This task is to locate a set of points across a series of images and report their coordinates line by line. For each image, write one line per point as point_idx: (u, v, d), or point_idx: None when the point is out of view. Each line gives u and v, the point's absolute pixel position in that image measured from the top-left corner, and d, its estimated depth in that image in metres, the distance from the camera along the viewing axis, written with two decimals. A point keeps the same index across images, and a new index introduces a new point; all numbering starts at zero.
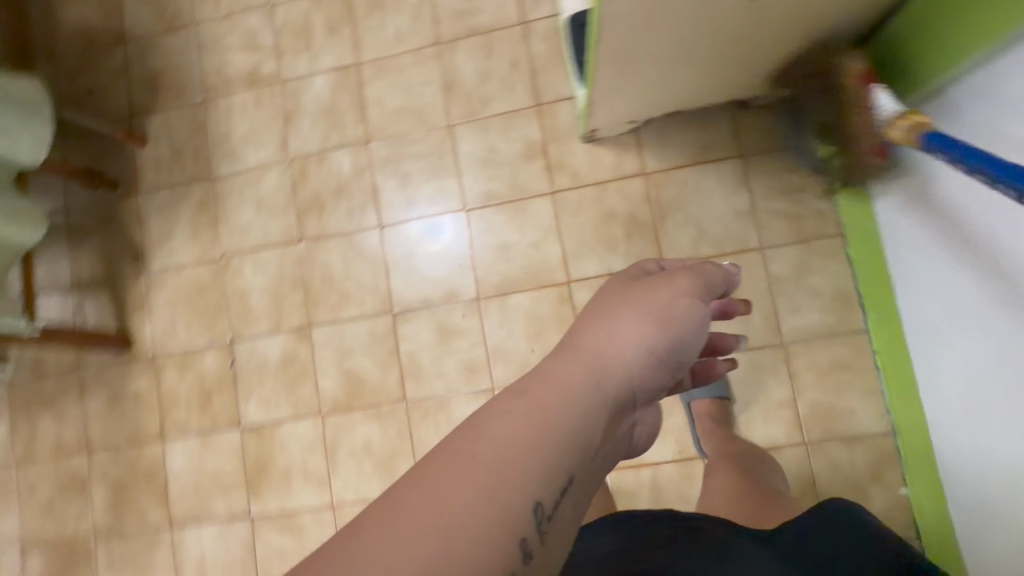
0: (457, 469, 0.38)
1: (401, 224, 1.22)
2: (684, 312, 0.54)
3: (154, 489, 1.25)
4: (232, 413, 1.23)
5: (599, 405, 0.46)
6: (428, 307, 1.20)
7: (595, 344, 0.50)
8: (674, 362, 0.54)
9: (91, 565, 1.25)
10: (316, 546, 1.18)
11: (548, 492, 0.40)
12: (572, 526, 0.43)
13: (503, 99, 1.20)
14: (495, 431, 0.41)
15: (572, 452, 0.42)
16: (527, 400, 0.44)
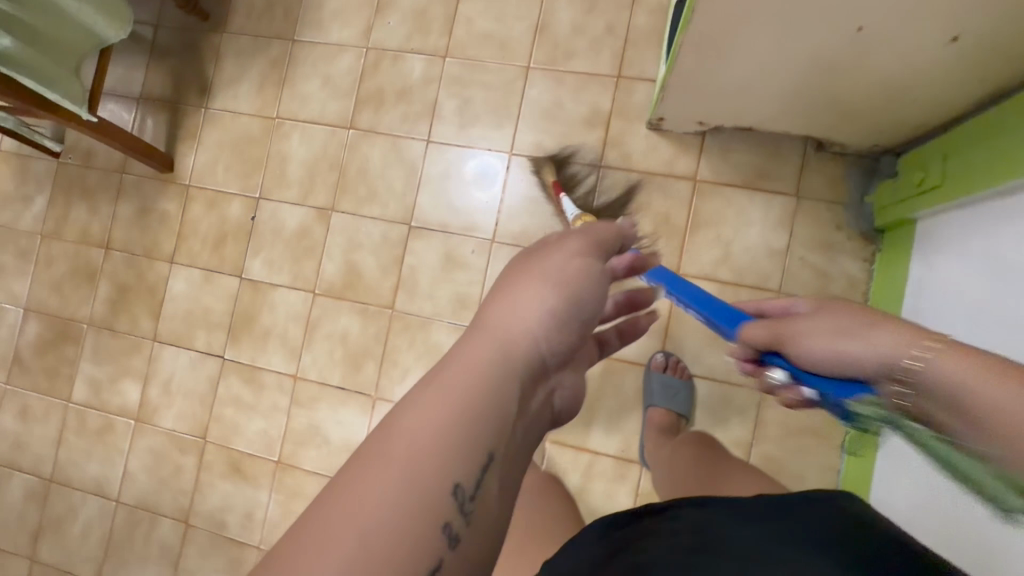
0: (362, 476, 0.34)
1: (449, 150, 1.23)
2: (579, 271, 0.48)
3: (150, 302, 1.34)
4: (238, 262, 1.30)
5: (510, 373, 0.41)
6: (444, 231, 1.22)
7: (497, 313, 0.44)
8: (584, 317, 0.47)
9: (76, 347, 1.36)
10: (270, 405, 1.25)
11: (468, 471, 0.36)
12: (506, 498, 0.39)
13: (586, 59, 1.18)
14: (397, 425, 0.37)
15: (488, 427, 0.38)
16: (427, 382, 0.39)
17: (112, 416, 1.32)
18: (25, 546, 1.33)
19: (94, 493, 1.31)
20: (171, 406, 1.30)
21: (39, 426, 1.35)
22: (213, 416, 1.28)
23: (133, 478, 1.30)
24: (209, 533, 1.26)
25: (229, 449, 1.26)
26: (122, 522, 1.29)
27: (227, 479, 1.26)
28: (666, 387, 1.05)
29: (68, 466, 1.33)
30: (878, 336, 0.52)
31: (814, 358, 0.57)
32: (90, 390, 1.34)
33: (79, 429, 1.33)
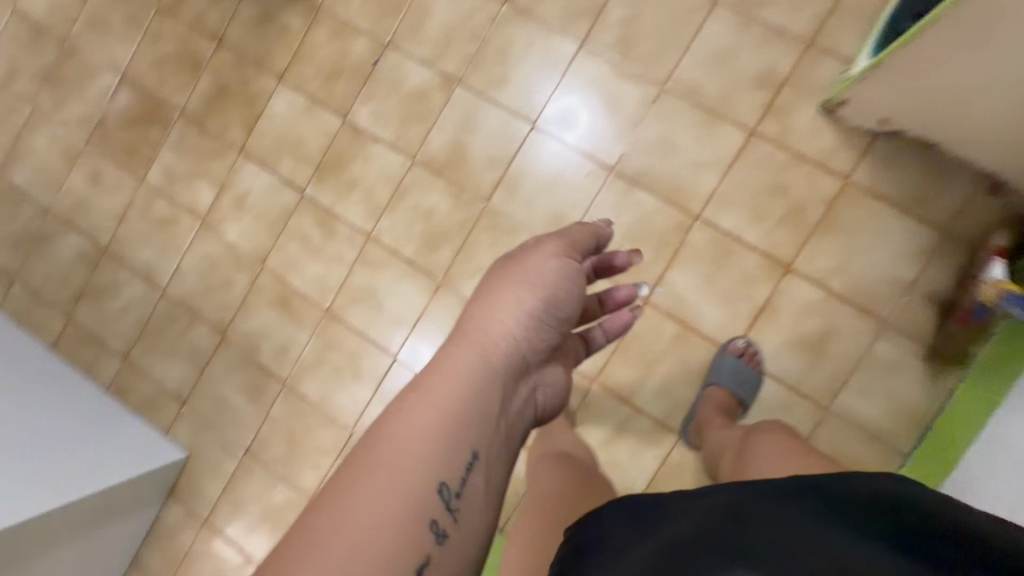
0: (367, 478, 0.46)
1: (535, 84, 1.16)
2: (559, 278, 0.60)
3: (246, 113, 1.29)
4: (346, 102, 1.24)
5: (491, 381, 0.54)
6: (522, 162, 1.17)
7: (481, 327, 0.57)
8: (557, 323, 0.60)
9: (161, 132, 1.32)
10: (335, 255, 1.24)
11: (451, 473, 0.49)
12: (487, 496, 0.52)
13: (783, 13, 1.06)
14: (392, 430, 0.49)
15: (466, 430, 0.51)
16: (418, 390, 0.52)
17: (178, 211, 1.31)
18: (64, 304, 1.35)
19: (141, 278, 1.32)
20: (239, 221, 1.28)
21: (107, 196, 1.34)
22: (277, 246, 1.26)
23: (182, 277, 1.30)
24: (240, 354, 1.27)
25: (283, 282, 1.26)
26: (161, 314, 1.31)
27: (273, 309, 1.26)
28: (736, 373, 1.03)
29: (123, 244, 1.33)
30: None
31: None
32: (164, 179, 1.32)
33: (143, 212, 1.32)
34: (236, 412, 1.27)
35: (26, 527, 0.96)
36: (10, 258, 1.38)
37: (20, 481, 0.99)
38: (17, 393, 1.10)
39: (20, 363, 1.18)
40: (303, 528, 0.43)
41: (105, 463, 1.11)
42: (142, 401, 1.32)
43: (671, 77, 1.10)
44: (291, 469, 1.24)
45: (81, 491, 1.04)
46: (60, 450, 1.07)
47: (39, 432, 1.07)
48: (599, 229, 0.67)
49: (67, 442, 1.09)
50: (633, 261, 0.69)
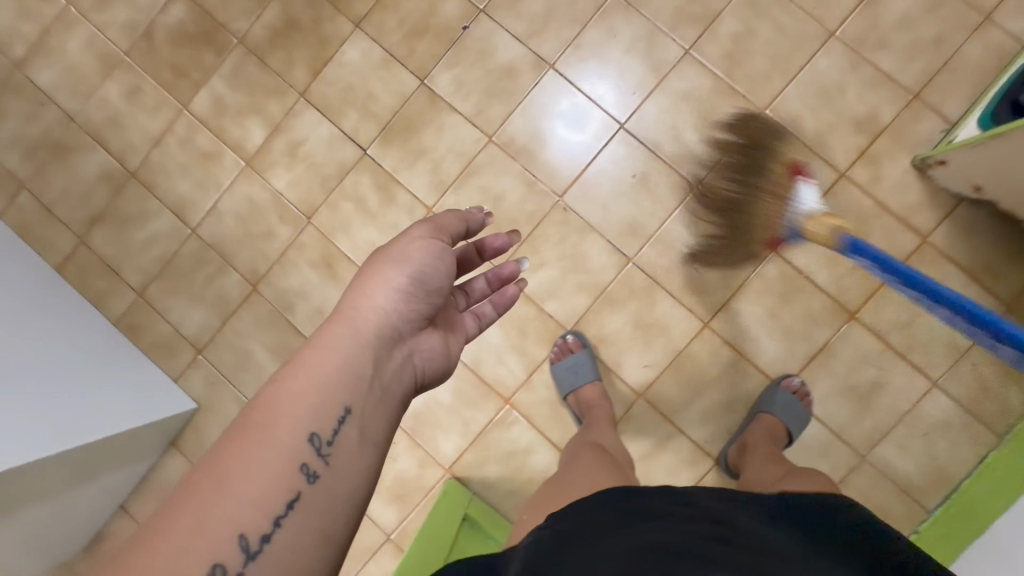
0: (234, 438, 0.46)
1: (568, 73, 1.13)
2: (424, 250, 0.59)
3: (314, 55, 1.19)
4: (427, 64, 1.16)
5: (360, 343, 0.54)
6: (535, 148, 1.14)
7: (352, 298, 0.57)
8: (428, 291, 0.59)
9: (215, 58, 1.21)
10: (390, 223, 1.17)
11: (322, 425, 0.49)
12: (366, 445, 0.52)
13: (896, 61, 1.05)
14: (265, 394, 0.49)
15: (335, 389, 0.51)
16: (288, 361, 0.52)
17: (223, 147, 1.21)
18: (80, 224, 1.25)
19: (172, 211, 1.22)
20: (289, 170, 1.20)
21: (144, 116, 1.23)
22: (329, 204, 1.19)
23: (219, 219, 1.21)
24: (271, 310, 1.20)
25: (330, 242, 1.18)
26: (189, 253, 1.22)
27: (314, 269, 1.19)
28: (788, 408, 1.04)
29: (157, 171, 1.23)
30: None
31: None
32: (211, 109, 1.21)
33: (184, 141, 1.22)
34: (259, 370, 1.20)
35: (20, 472, 0.85)
36: (23, 164, 1.26)
37: (13, 422, 0.88)
38: (8, 326, 0.99)
39: (12, 292, 1.06)
40: (185, 488, 0.43)
41: (104, 413, 1.01)
42: (154, 343, 1.23)
43: (773, 103, 1.08)
44: None
45: (78, 441, 0.94)
46: (55, 395, 0.96)
47: (30, 372, 0.96)
48: (468, 216, 0.66)
49: (64, 386, 0.99)
50: (507, 241, 0.69)
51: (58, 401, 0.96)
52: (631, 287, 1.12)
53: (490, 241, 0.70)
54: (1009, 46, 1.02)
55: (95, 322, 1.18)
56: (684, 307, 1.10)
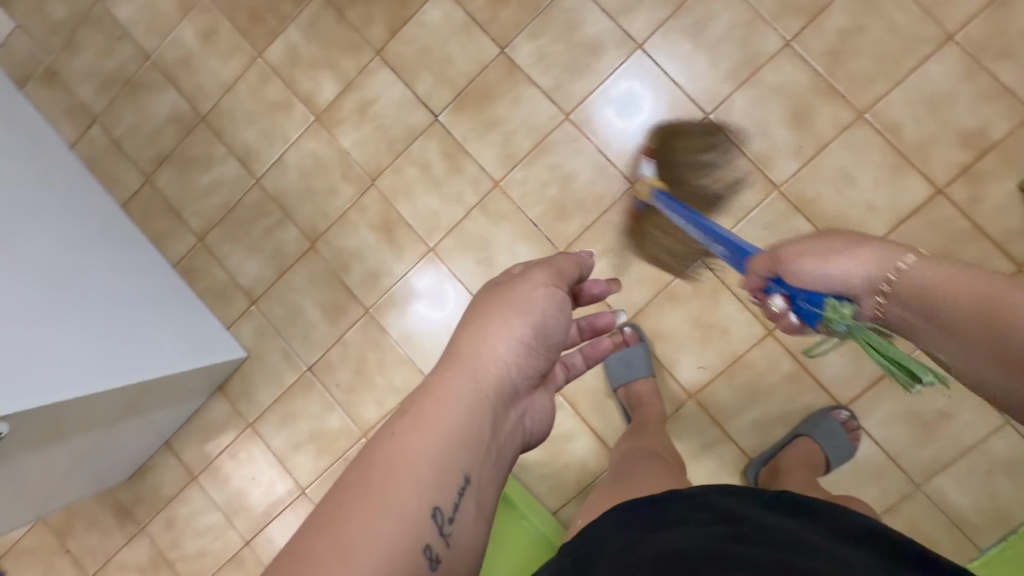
0: (362, 506, 0.46)
1: (628, 53, 1.08)
2: (545, 299, 0.61)
3: (395, 13, 1.16)
4: (509, 32, 1.12)
5: (480, 403, 0.55)
6: (584, 127, 1.10)
7: (472, 348, 0.58)
8: (545, 348, 0.61)
9: (294, 7, 1.19)
10: (454, 193, 1.15)
11: (444, 499, 0.50)
12: (476, 515, 0.53)
13: (1019, 73, 0.97)
14: (390, 457, 0.49)
15: (457, 457, 0.52)
16: (410, 417, 0.52)
17: (294, 99, 1.19)
18: (147, 163, 1.25)
19: (238, 159, 1.22)
20: (358, 129, 1.18)
21: (218, 59, 1.22)
22: (394, 167, 1.16)
23: (283, 171, 1.20)
24: (325, 269, 1.20)
25: (391, 206, 1.17)
26: (251, 204, 1.22)
27: (373, 232, 1.18)
28: (831, 436, 1.00)
29: (226, 118, 1.22)
30: (862, 256, 0.65)
31: (803, 276, 0.69)
32: (286, 59, 1.19)
33: (255, 89, 1.21)
34: (309, 327, 1.20)
35: (77, 404, 0.87)
36: (97, 98, 1.27)
37: (72, 354, 0.89)
38: (73, 258, 1.00)
39: (80, 223, 1.07)
40: (310, 561, 0.42)
41: (158, 352, 1.03)
42: (209, 289, 1.24)
43: (874, 107, 1.01)
44: (353, 397, 1.19)
45: (133, 377, 0.95)
46: (115, 325, 0.98)
47: (88, 305, 0.97)
48: (581, 260, 0.69)
49: (121, 320, 1.00)
50: (610, 289, 0.70)
51: (117, 336, 0.97)
52: (696, 286, 1.08)
53: (590, 287, 0.70)
54: None
55: (157, 260, 1.19)
56: (749, 311, 1.06)
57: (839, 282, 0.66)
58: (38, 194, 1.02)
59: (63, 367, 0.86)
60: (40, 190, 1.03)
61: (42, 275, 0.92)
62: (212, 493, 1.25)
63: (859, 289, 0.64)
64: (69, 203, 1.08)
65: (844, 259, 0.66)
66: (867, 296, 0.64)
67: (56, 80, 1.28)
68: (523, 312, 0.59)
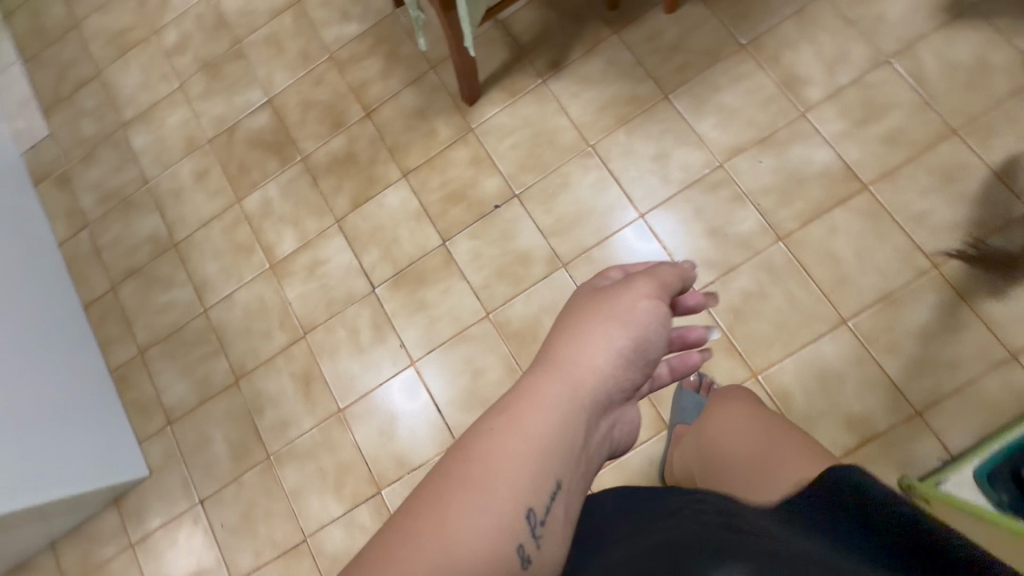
0: (449, 500, 0.42)
1: (558, 261, 1.17)
2: (650, 308, 0.55)
3: (361, 190, 1.29)
4: (454, 228, 1.23)
5: (577, 411, 0.49)
6: (504, 311, 1.17)
7: (569, 349, 0.52)
8: (645, 359, 0.54)
9: (277, 167, 1.34)
10: (375, 361, 1.21)
11: (540, 504, 0.44)
12: (572, 526, 0.47)
13: (907, 369, 1.00)
14: (483, 452, 0.45)
15: (552, 461, 0.46)
16: (503, 417, 0.48)
17: (257, 245, 1.31)
18: (118, 273, 1.37)
19: (194, 287, 1.32)
20: (303, 284, 1.27)
21: (203, 197, 1.36)
22: (326, 325, 1.24)
23: (230, 306, 1.30)
24: (243, 406, 1.25)
25: (315, 360, 1.23)
26: (194, 329, 1.30)
27: (294, 380, 1.24)
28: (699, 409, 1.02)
29: (195, 249, 1.34)
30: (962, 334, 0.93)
31: None
32: (259, 210, 1.33)
33: (226, 230, 1.33)
34: (213, 458, 1.24)
35: None
36: (94, 207, 1.42)
37: None
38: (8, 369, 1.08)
39: (27, 331, 1.17)
40: (391, 538, 0.40)
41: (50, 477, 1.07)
42: (136, 402, 1.30)
43: (767, 371, 1.05)
44: (234, 539, 1.20)
45: (18, 502, 1.00)
46: (32, 437, 1.07)
47: (16, 414, 1.06)
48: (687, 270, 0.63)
49: (39, 433, 1.08)
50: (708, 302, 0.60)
51: (13, 458, 1.02)
52: None
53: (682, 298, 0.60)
54: None
55: (89, 369, 1.28)
56: None
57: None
58: (13, 302, 1.17)
59: None
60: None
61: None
62: None
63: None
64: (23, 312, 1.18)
65: None
66: None
67: (66, 185, 1.44)
68: (624, 322, 0.53)
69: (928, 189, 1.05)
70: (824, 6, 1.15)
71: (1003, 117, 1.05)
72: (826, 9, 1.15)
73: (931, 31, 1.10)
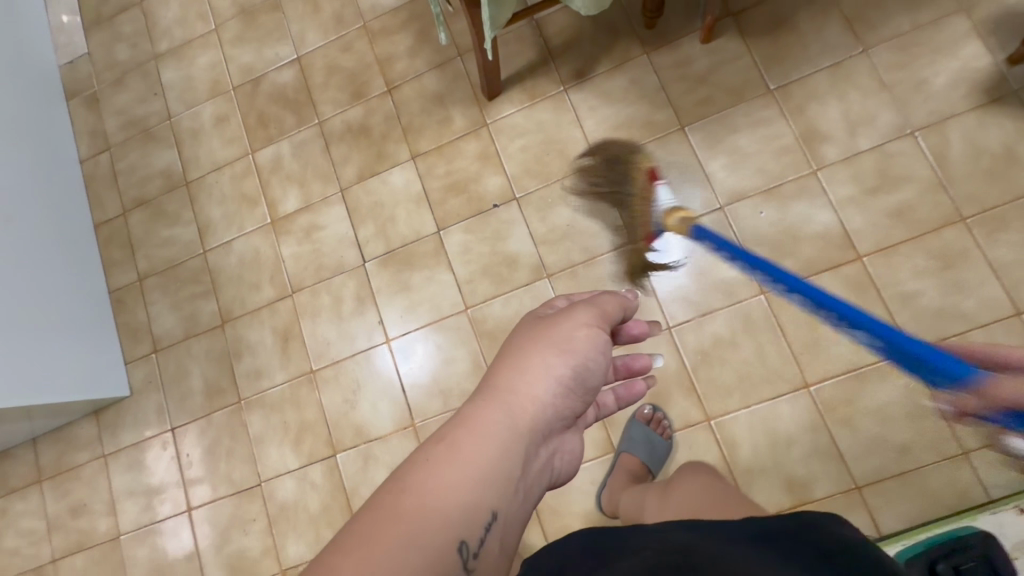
0: (384, 535, 0.43)
1: (542, 271, 1.19)
2: (589, 339, 0.62)
3: (369, 164, 1.31)
4: (450, 219, 1.25)
5: (514, 439, 0.54)
6: (482, 309, 1.20)
7: (510, 382, 0.57)
8: (582, 388, 0.61)
9: (294, 126, 1.36)
10: (351, 332, 1.25)
11: (471, 536, 0.48)
12: (500, 557, 0.51)
13: (857, 445, 1.01)
14: (419, 483, 0.48)
15: (486, 494, 0.50)
16: (441, 449, 0.51)
17: (262, 198, 1.35)
18: (129, 200, 1.43)
19: (197, 228, 1.37)
20: (298, 244, 1.31)
21: (219, 142, 1.40)
22: (313, 288, 1.29)
23: (227, 253, 1.35)
24: (223, 349, 1.31)
25: (296, 320, 1.28)
26: (191, 268, 1.36)
27: (274, 335, 1.29)
28: (645, 441, 1.06)
29: (204, 191, 1.38)
30: None
31: None
32: (270, 164, 1.36)
33: (236, 178, 1.37)
34: (188, 392, 1.31)
35: None
36: (117, 132, 1.46)
37: None
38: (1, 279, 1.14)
39: (26, 245, 1.22)
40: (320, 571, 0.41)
41: (36, 380, 1.15)
42: (127, 326, 1.37)
43: (720, 418, 1.06)
44: (195, 470, 1.28)
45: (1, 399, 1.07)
46: (22, 341, 1.14)
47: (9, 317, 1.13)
48: (628, 301, 0.69)
49: (30, 338, 1.16)
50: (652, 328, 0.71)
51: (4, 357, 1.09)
52: None
53: (629, 327, 0.69)
54: (975, 494, 0.96)
55: (84, 287, 1.33)
56: None
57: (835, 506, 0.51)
58: (22, 213, 1.23)
59: None
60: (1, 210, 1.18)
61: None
62: (48, 501, 1.34)
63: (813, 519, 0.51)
64: (25, 225, 1.23)
65: None
66: None
67: (94, 105, 1.49)
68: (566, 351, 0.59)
69: (921, 271, 1.04)
70: (861, 65, 1.13)
71: (1016, 213, 1.03)
72: (863, 69, 1.12)
73: (963, 111, 1.07)
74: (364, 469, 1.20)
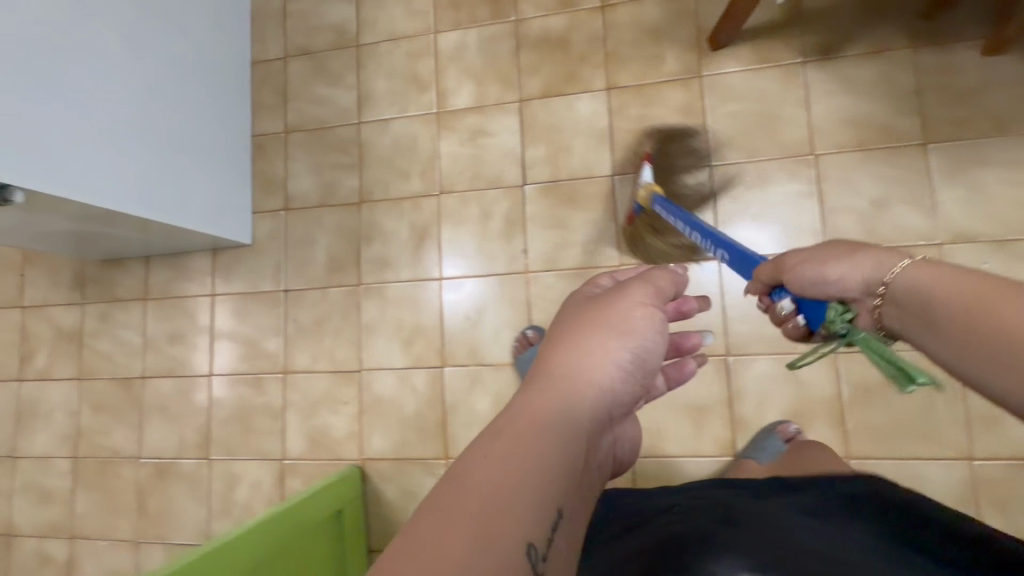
0: (447, 536, 0.36)
1: None
2: (647, 316, 0.56)
3: (559, 81, 1.20)
4: (630, 166, 1.15)
5: (570, 431, 0.47)
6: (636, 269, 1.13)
7: (565, 370, 0.51)
8: (643, 374, 0.55)
9: (488, 17, 1.25)
10: (493, 251, 1.19)
11: (540, 535, 0.40)
12: (568, 561, 0.43)
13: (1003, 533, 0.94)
14: (475, 478, 0.40)
15: (552, 487, 0.43)
16: (501, 440, 0.44)
17: (433, 85, 1.26)
18: (293, 46, 1.35)
19: (358, 96, 1.30)
20: (460, 144, 1.24)
21: (403, 11, 1.30)
22: (463, 195, 1.22)
23: (383, 131, 1.28)
24: (354, 227, 1.27)
25: (438, 221, 1.23)
26: (341, 135, 1.30)
27: (410, 229, 1.24)
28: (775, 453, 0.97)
29: (374, 60, 1.30)
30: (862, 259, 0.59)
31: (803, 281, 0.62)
32: (451, 51, 1.26)
33: (411, 55, 1.28)
34: (310, 259, 1.28)
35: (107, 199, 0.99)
36: None
37: (111, 164, 1.00)
38: (150, 84, 1.08)
39: (180, 58, 1.16)
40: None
41: (178, 201, 1.14)
42: (263, 175, 1.34)
43: (861, 458, 1.00)
44: (298, 337, 1.27)
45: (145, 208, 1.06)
46: (172, 159, 1.13)
47: (163, 132, 1.11)
48: (678, 277, 0.61)
49: (179, 158, 1.14)
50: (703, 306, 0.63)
51: (153, 168, 1.08)
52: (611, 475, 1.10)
53: (681, 303, 0.61)
54: None
55: (226, 120, 1.28)
56: None
57: (829, 287, 0.61)
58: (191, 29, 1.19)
59: (95, 168, 0.97)
60: (164, 14, 1.12)
61: (99, 78, 0.98)
62: (148, 320, 1.36)
63: (856, 292, 0.60)
64: (192, 42, 1.19)
65: (842, 265, 0.60)
66: (864, 297, 0.59)
67: None
68: (625, 328, 0.54)
69: None
70: None
71: None
72: None
73: None
74: (470, 389, 1.17)
